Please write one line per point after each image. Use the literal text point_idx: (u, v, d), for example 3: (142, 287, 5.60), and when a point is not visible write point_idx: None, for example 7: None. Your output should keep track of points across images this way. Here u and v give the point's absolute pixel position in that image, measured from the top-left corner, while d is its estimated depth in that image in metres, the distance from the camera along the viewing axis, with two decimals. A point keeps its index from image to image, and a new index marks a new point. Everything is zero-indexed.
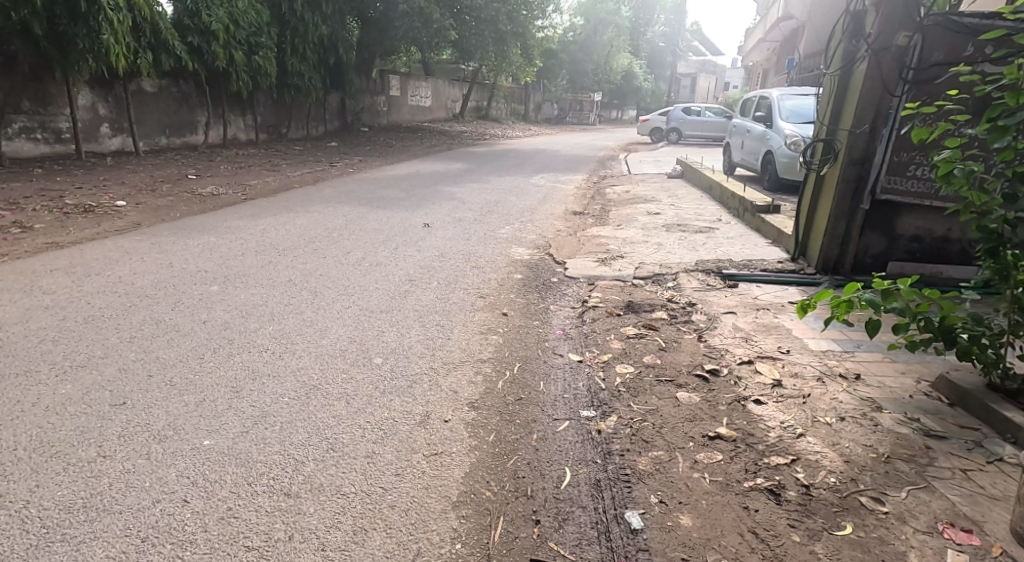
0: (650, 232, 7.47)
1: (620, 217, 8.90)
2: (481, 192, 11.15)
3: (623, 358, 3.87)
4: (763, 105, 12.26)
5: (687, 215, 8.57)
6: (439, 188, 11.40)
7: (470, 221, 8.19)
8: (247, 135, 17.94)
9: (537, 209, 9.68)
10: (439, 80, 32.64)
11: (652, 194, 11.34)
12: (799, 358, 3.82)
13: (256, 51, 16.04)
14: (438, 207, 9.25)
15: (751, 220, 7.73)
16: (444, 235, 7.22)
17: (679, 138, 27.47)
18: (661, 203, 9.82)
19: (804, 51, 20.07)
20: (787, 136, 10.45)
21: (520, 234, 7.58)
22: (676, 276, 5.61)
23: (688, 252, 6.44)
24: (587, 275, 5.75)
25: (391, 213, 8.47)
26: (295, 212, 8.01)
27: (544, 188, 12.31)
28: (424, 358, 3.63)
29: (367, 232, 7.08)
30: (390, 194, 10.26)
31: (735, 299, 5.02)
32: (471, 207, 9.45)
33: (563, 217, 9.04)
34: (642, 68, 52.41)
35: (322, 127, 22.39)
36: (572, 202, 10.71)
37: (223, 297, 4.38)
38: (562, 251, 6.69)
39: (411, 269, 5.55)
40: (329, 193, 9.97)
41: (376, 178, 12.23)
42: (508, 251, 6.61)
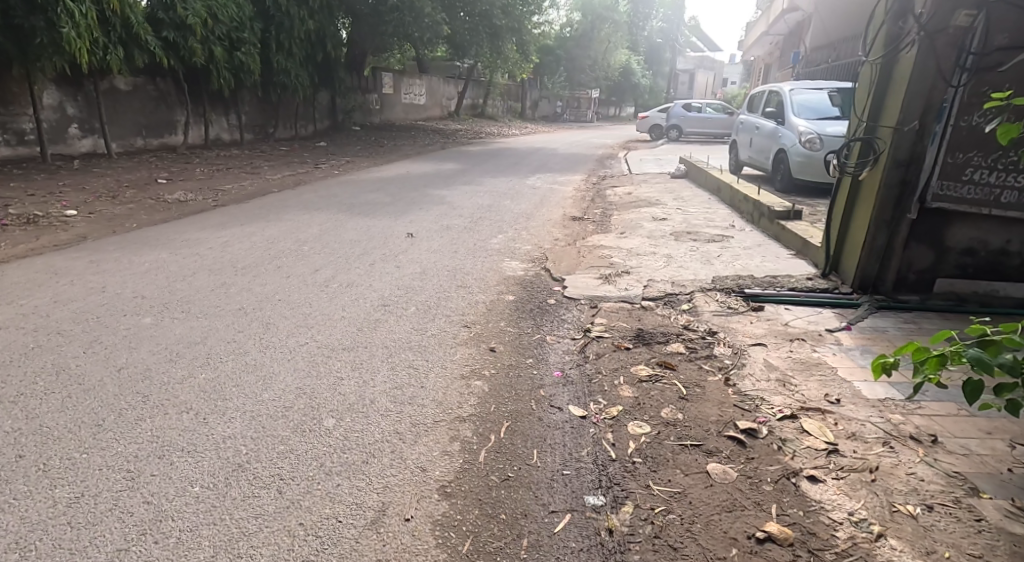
0: (658, 242, 6.75)
1: (624, 223, 8.18)
2: (472, 196, 10.41)
3: (635, 411, 3.14)
4: (773, 101, 11.53)
5: (696, 221, 7.84)
6: (428, 191, 10.67)
7: (459, 230, 7.46)
8: (230, 135, 17.20)
9: (533, 214, 8.94)
10: (433, 77, 31.87)
11: (656, 196, 10.60)
12: (853, 410, 3.09)
13: (238, 47, 15.34)
14: (426, 213, 8.52)
15: (768, 227, 7.00)
16: (429, 246, 6.49)
17: (679, 135, 26.72)
18: (666, 208, 9.11)
19: (810, 44, 19.32)
20: (801, 133, 9.71)
21: (513, 244, 6.85)
22: (692, 297, 4.88)
23: (702, 267, 5.71)
24: (589, 296, 5.02)
25: (373, 221, 7.75)
26: (266, 221, 7.26)
27: (541, 191, 11.57)
28: (386, 417, 2.92)
29: (342, 245, 6.34)
30: (374, 198, 9.54)
31: (762, 327, 4.30)
32: (462, 213, 8.72)
33: (561, 224, 8.32)
34: (641, 65, 51.64)
35: (311, 126, 21.61)
36: (571, 206, 9.98)
37: (153, 332, 3.67)
38: (560, 265, 5.97)
39: (385, 291, 4.85)
40: (308, 198, 9.23)
41: (362, 180, 11.50)
42: (499, 266, 5.89)
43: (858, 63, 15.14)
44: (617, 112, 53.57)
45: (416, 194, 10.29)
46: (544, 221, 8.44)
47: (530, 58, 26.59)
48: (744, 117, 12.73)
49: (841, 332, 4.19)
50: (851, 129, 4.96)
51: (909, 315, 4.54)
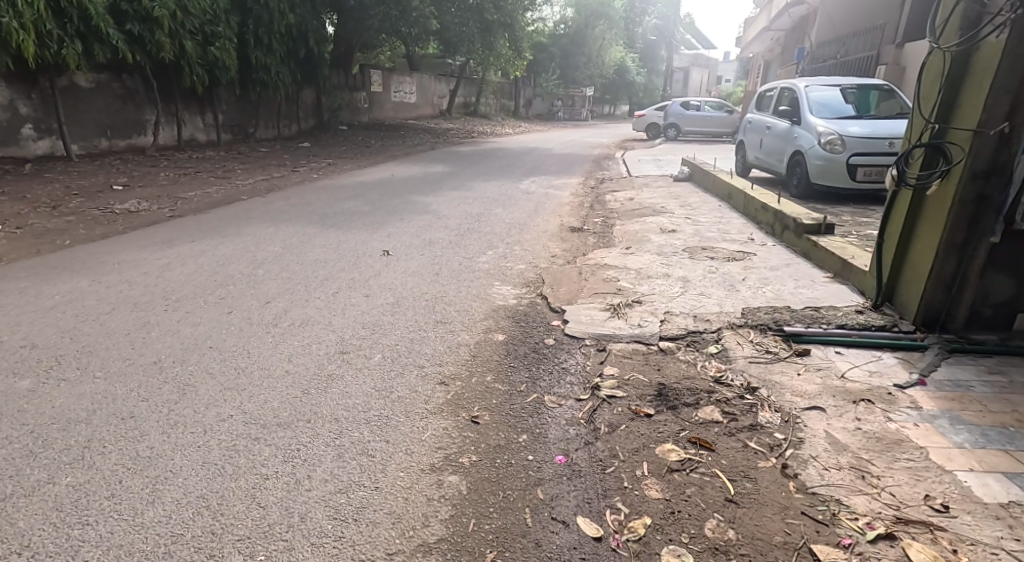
0: (671, 261, 5.88)
1: (629, 236, 7.33)
2: (460, 203, 9.54)
3: (670, 529, 2.32)
4: (786, 98, 10.70)
5: (710, 234, 7.00)
6: (413, 198, 9.80)
7: (443, 245, 6.59)
8: (206, 136, 16.30)
9: (526, 225, 8.10)
10: (423, 75, 30.97)
11: (660, 202, 9.77)
12: (970, 529, 2.29)
13: (212, 42, 14.56)
14: (407, 224, 7.66)
15: (795, 242, 6.15)
16: (405, 267, 5.61)
17: (677, 134, 25.90)
18: (674, 216, 8.27)
19: (815, 38, 18.50)
20: (821, 133, 8.86)
21: (505, 264, 5.99)
22: (721, 338, 4.02)
23: (727, 294, 4.83)
24: (594, 335, 4.15)
25: (347, 234, 6.88)
26: (223, 237, 6.38)
27: (535, 196, 10.71)
28: (318, 554, 2.11)
29: (306, 266, 5.46)
30: (351, 207, 8.67)
31: (814, 382, 3.44)
32: (447, 223, 7.84)
33: (558, 237, 7.46)
34: (635, 62, 50.85)
35: (295, 126, 20.67)
36: (568, 214, 9.12)
37: (25, 407, 2.79)
38: (559, 290, 5.10)
39: (346, 331, 3.98)
40: (278, 207, 8.35)
41: (343, 186, 10.63)
42: (487, 294, 5.03)
43: (869, 59, 14.33)
44: (611, 110, 52.78)
45: (399, 201, 9.42)
46: (540, 233, 7.58)
47: (524, 55, 25.71)
48: (753, 116, 11.92)
49: (915, 389, 3.33)
50: (908, 135, 4.14)
51: (991, 362, 3.68)
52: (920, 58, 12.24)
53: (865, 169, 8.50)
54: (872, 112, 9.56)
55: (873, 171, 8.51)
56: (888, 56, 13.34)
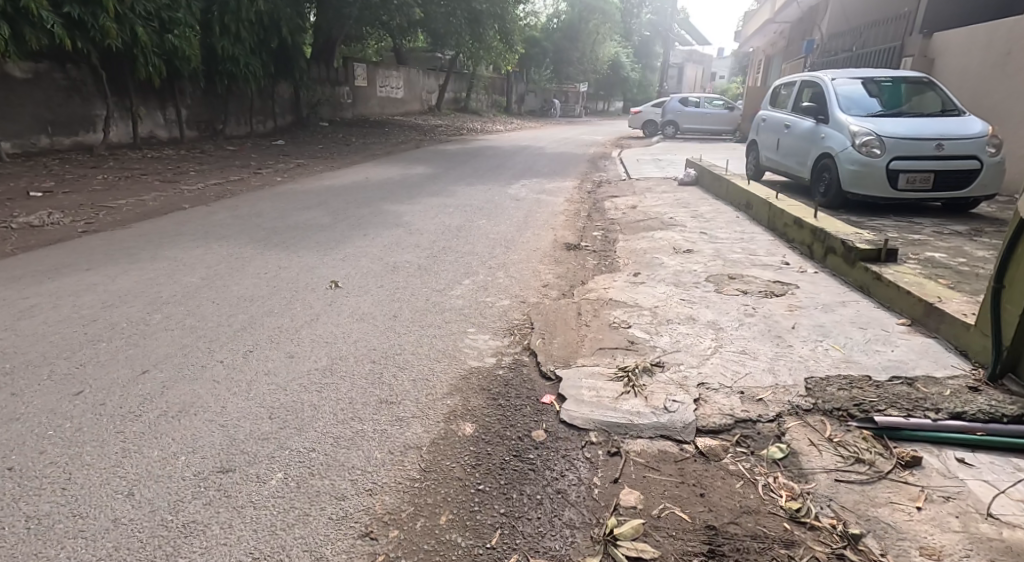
0: (694, 297, 4.67)
1: (636, 258, 6.11)
2: (438, 212, 8.29)
3: None
4: (809, 93, 9.51)
5: (734, 257, 5.80)
6: (384, 206, 8.57)
7: (408, 271, 5.36)
8: (167, 133, 15.05)
9: (513, 240, 6.91)
10: (411, 69, 29.68)
11: (667, 212, 8.58)
12: None
13: (169, 29, 13.38)
14: (371, 241, 6.43)
15: (845, 269, 4.95)
16: (353, 306, 4.39)
17: (676, 132, 24.76)
18: (687, 232, 7.09)
19: (827, 29, 17.30)
20: (855, 133, 7.65)
21: (483, 300, 4.76)
22: (784, 433, 2.80)
23: (777, 351, 3.60)
24: (602, 424, 2.93)
25: (293, 257, 5.65)
26: (133, 262, 5.15)
27: (525, 204, 9.50)
28: None
29: (224, 304, 4.24)
30: (308, 218, 7.44)
31: (949, 529, 2.21)
32: (419, 240, 6.60)
33: (551, 257, 6.25)
34: (629, 57, 49.71)
35: (270, 122, 19.36)
36: (563, 226, 7.92)
37: None
38: (551, 344, 3.87)
39: (238, 424, 2.76)
40: (219, 220, 7.10)
41: (308, 191, 9.40)
42: (455, 349, 3.80)
43: (891, 50, 13.11)
44: (605, 107, 51.67)
45: (368, 210, 8.18)
46: (529, 252, 6.35)
47: (516, 49, 24.43)
48: (769, 114, 10.73)
49: None
50: None
51: None
52: (951, 48, 11.06)
53: (908, 175, 7.28)
54: (910, 108, 8.37)
55: (918, 178, 7.29)
56: (913, 48, 12.13)
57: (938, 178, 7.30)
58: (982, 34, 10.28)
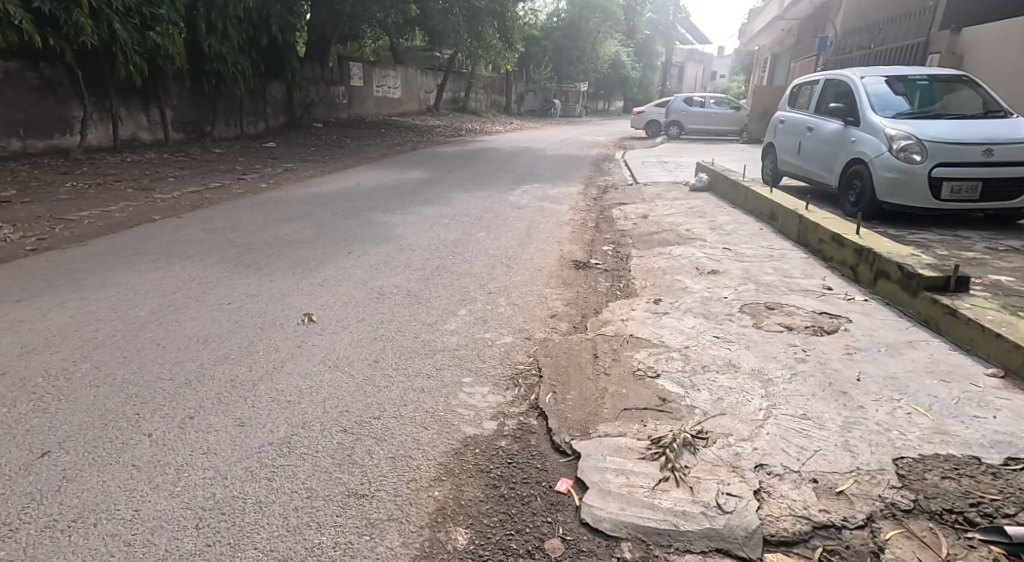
0: (730, 334, 3.97)
1: (655, 281, 5.41)
2: (433, 223, 7.61)
3: None
4: (834, 92, 8.81)
5: (766, 281, 5.11)
6: (373, 217, 7.87)
7: (395, 300, 4.68)
8: (151, 136, 14.35)
9: (514, 258, 6.22)
10: (409, 69, 29.00)
11: (682, 222, 7.89)
12: None
13: (151, 26, 12.69)
14: (357, 260, 5.73)
15: (903, 299, 4.27)
16: (326, 349, 3.70)
17: (680, 132, 24.08)
18: (708, 248, 6.39)
19: (840, 26, 16.61)
20: (892, 136, 6.97)
21: (482, 338, 4.07)
22: (882, 550, 2.13)
23: (845, 414, 2.91)
24: (638, 531, 2.27)
25: (265, 281, 4.95)
26: (77, 289, 4.45)
27: (527, 213, 8.82)
28: None
29: (171, 347, 3.54)
30: (289, 231, 6.75)
31: None
32: (410, 259, 5.91)
33: (559, 280, 5.56)
34: (630, 57, 49.07)
35: (262, 123, 18.66)
36: (569, 240, 7.23)
37: None
38: (565, 402, 3.18)
39: (150, 545, 2.10)
40: (189, 234, 6.40)
41: (293, 201, 8.72)
42: (445, 409, 3.10)
43: (915, 46, 12.42)
44: (605, 106, 51.07)
45: (356, 222, 7.49)
46: (532, 274, 5.66)
47: (516, 48, 23.72)
48: (788, 116, 10.04)
49: None
50: None
51: None
52: (982, 45, 10.38)
53: (952, 184, 6.60)
54: (948, 108, 7.68)
55: (963, 188, 6.61)
56: (940, 44, 11.43)
57: (985, 187, 6.61)
58: (1018, 29, 9.58)
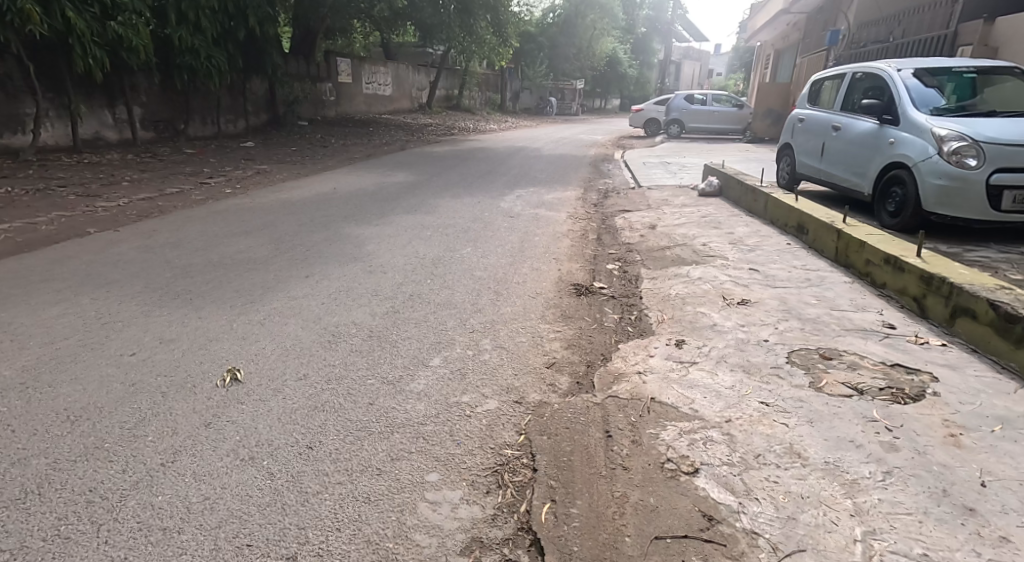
0: (783, 397, 3.04)
1: (674, 315, 4.49)
2: (413, 237, 6.68)
3: None
4: (865, 87, 7.91)
5: (811, 317, 4.19)
6: (345, 229, 6.92)
7: (351, 345, 3.73)
8: (117, 135, 13.35)
9: (504, 281, 5.29)
10: (400, 65, 27.98)
11: (696, 235, 6.96)
12: None
13: (113, 15, 11.68)
14: (315, 287, 4.76)
15: (1002, 348, 3.40)
16: (243, 428, 2.75)
17: (681, 131, 23.16)
18: (732, 270, 5.48)
19: (853, 18, 15.73)
20: (942, 137, 6.08)
21: (458, 403, 3.12)
22: None
23: (986, 555, 2.02)
24: None
25: (193, 318, 3.98)
26: None
27: (520, 223, 7.87)
28: None
29: (29, 434, 2.58)
30: (241, 248, 5.78)
31: None
32: (379, 285, 4.96)
33: (558, 313, 4.62)
34: (627, 54, 48.06)
35: (242, 121, 17.65)
36: (569, 257, 6.31)
37: None
38: (570, 522, 2.28)
39: None
40: (119, 252, 5.41)
41: (256, 209, 7.75)
42: (398, 539, 2.18)
43: (942, 37, 11.52)
44: (600, 105, 50.21)
45: (324, 235, 6.53)
46: (526, 305, 4.72)
47: (510, 43, 22.63)
48: (809, 114, 9.13)
49: None
50: None
51: None
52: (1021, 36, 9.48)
53: (1014, 193, 5.76)
54: (998, 103, 6.82)
55: None
56: (971, 35, 10.53)
57: None
58: None
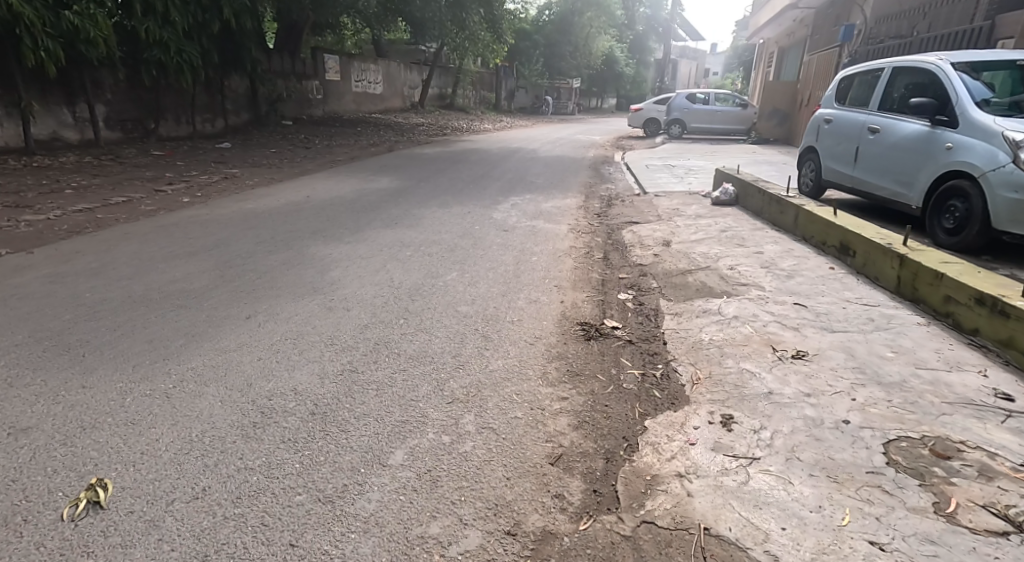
0: (904, 535, 2.16)
1: (712, 373, 3.52)
2: (389, 258, 5.69)
3: None
4: (908, 84, 6.97)
5: (895, 380, 3.25)
6: (310, 248, 5.90)
7: (283, 430, 2.73)
8: (79, 135, 12.28)
9: (496, 320, 4.32)
10: (391, 62, 26.98)
11: (719, 256, 6.01)
12: None
13: (68, 4, 10.63)
14: (256, 332, 3.77)
15: None
16: None
17: (682, 132, 22.20)
18: (773, 304, 4.51)
19: (869, 13, 14.84)
20: (1017, 143, 5.24)
21: (424, 541, 2.20)
22: None
23: None
24: None
25: (78, 383, 2.99)
26: None
27: (516, 238, 6.90)
28: None
29: None
30: (177, 276, 4.74)
31: None
32: (338, 329, 3.95)
33: (563, 368, 3.65)
34: (624, 52, 47.18)
35: (220, 121, 16.58)
36: (573, 283, 5.33)
37: None
38: None
39: None
40: (24, 281, 4.41)
41: (214, 222, 6.76)
42: None
43: (974, 31, 10.64)
44: (597, 103, 49.23)
45: (283, 256, 5.54)
46: (523, 357, 3.74)
47: (504, 40, 21.53)
48: (838, 113, 8.15)
49: None
50: None
51: None
52: None
53: None
54: None
55: None
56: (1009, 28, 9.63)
57: None
58: None
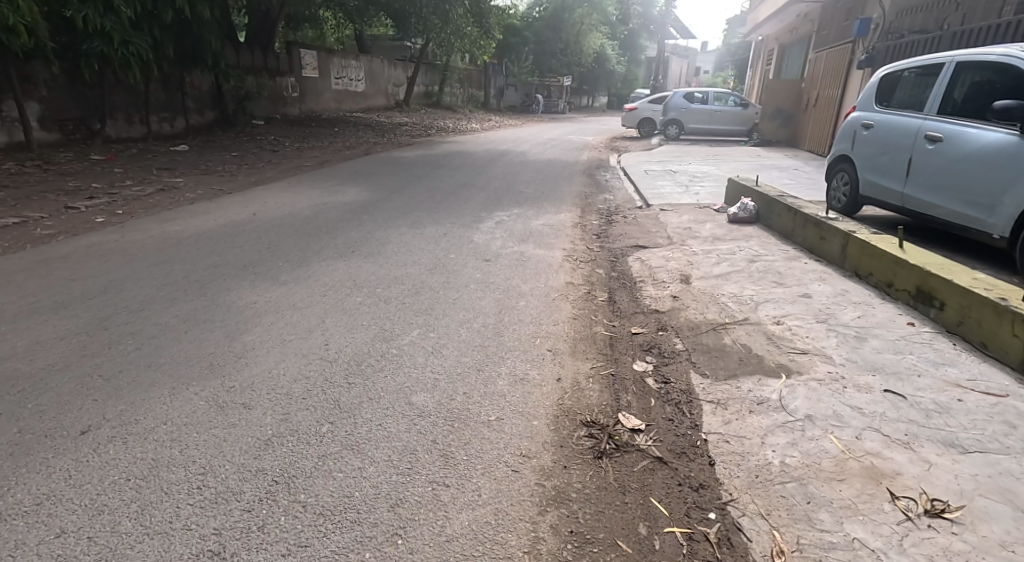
0: None
1: (800, 548, 2.23)
2: (331, 309, 4.30)
3: None
4: (979, 80, 5.70)
5: None
6: (229, 292, 4.53)
7: None
8: (5, 137, 10.88)
9: (467, 421, 2.95)
10: (373, 58, 25.52)
11: (757, 302, 4.68)
12: None
13: None
14: (87, 475, 2.45)
15: None
16: None
17: (680, 133, 20.88)
18: (857, 393, 3.18)
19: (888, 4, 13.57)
20: None
21: None
22: None
23: None
24: None
25: None
26: None
27: (498, 271, 5.53)
28: None
29: None
30: (16, 349, 3.40)
31: None
32: (219, 450, 2.62)
33: (563, 527, 2.35)
34: (616, 49, 45.92)
35: (180, 121, 15.12)
36: (572, 344, 4.00)
37: None
38: None
39: None
40: None
41: (122, 254, 5.38)
42: None
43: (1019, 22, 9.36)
44: (588, 102, 47.77)
45: (188, 307, 4.16)
46: (502, 504, 2.44)
47: (494, 34, 20.16)
48: (879, 116, 6.86)
49: None
50: None
51: None
52: None
53: None
54: None
55: None
56: None
57: None
58: None
